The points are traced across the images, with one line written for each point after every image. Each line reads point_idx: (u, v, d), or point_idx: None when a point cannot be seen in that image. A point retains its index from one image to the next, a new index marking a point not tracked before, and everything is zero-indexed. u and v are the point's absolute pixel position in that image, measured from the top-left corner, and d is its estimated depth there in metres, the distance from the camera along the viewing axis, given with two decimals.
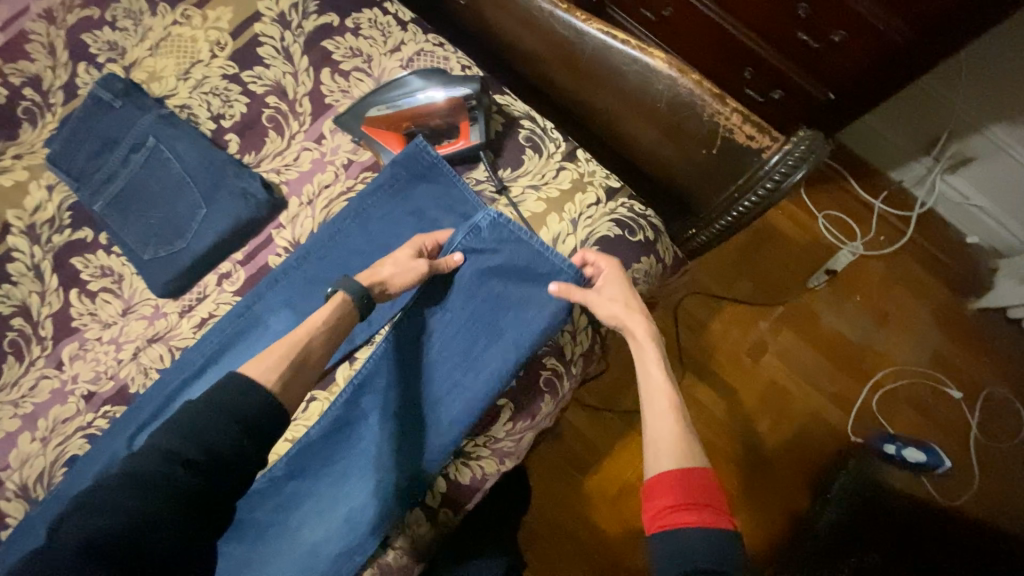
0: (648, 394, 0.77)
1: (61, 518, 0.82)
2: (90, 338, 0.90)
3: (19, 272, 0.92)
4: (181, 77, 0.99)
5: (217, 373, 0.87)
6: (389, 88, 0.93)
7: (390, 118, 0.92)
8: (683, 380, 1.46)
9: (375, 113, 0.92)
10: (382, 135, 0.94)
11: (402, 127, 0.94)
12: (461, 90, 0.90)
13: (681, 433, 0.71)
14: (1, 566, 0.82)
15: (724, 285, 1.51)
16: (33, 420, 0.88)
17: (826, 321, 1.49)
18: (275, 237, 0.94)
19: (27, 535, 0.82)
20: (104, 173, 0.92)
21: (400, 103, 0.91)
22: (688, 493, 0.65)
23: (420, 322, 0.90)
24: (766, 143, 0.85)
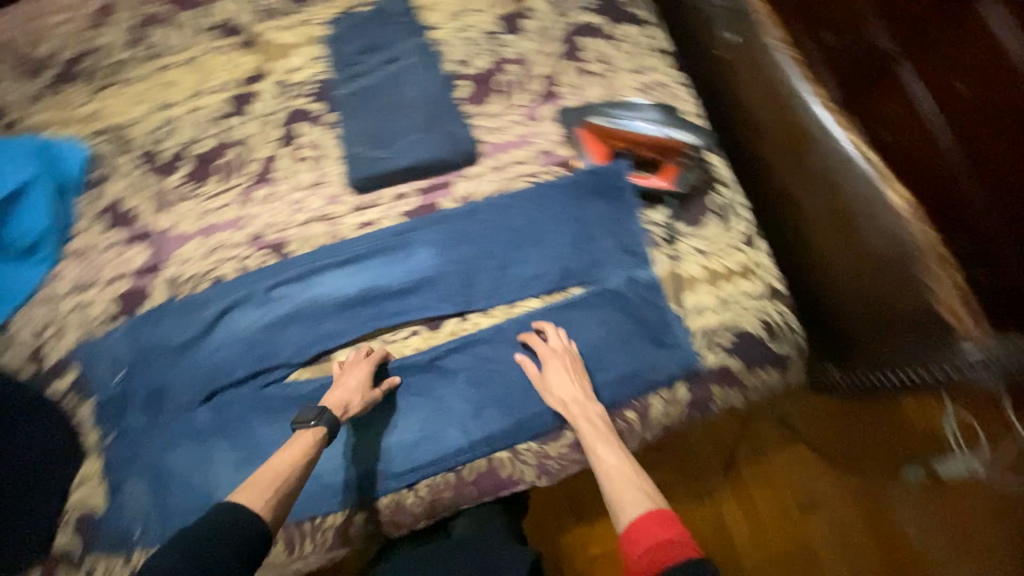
0: (605, 468, 0.77)
1: (195, 320, 0.97)
2: (280, 191, 1.04)
3: (256, 115, 1.08)
4: (450, 15, 1.08)
5: (359, 271, 0.98)
6: (620, 106, 0.96)
7: (608, 132, 0.95)
8: (718, 495, 1.20)
9: (597, 122, 0.96)
10: (591, 143, 0.97)
11: (613, 145, 0.96)
12: (687, 136, 0.93)
13: (637, 489, 0.72)
14: (137, 333, 0.98)
15: (816, 430, 1.23)
16: (210, 232, 1.04)
17: (884, 513, 1.17)
18: (453, 184, 1.01)
19: (166, 320, 0.98)
20: (358, 69, 1.04)
21: (625, 123, 0.94)
22: (653, 535, 0.65)
23: (535, 315, 0.93)
24: (972, 331, 0.73)
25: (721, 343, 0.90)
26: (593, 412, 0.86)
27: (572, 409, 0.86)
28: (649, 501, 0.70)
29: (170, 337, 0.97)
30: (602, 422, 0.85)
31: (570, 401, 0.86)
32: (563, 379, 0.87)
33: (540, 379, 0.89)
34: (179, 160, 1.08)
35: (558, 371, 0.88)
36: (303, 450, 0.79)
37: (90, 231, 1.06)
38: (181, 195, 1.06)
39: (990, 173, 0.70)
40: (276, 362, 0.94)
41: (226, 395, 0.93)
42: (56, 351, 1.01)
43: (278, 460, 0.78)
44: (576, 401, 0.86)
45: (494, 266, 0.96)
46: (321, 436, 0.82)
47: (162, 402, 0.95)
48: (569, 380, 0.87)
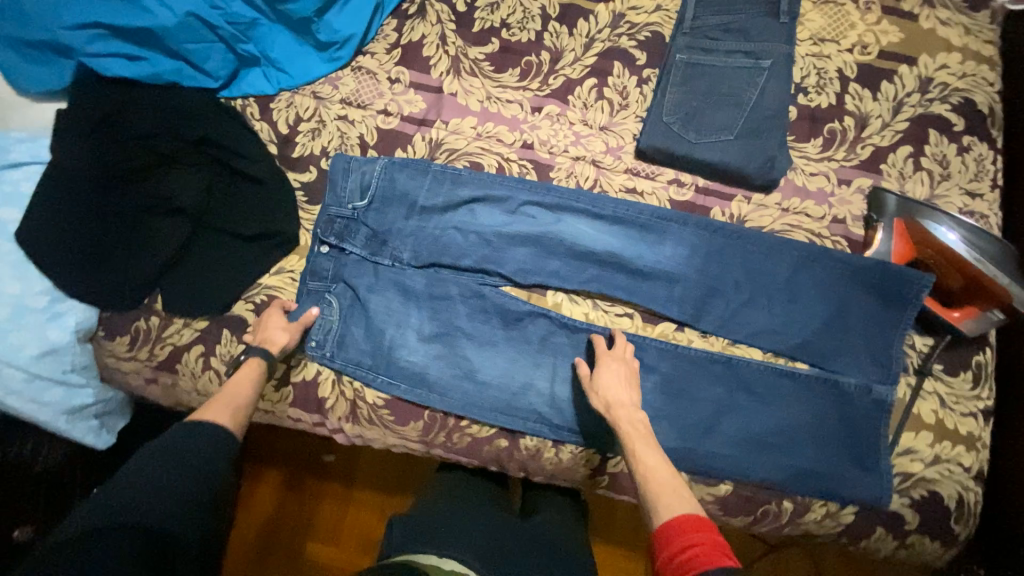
0: (644, 470, 0.72)
1: (445, 192, 0.97)
2: (567, 116, 1.02)
3: (580, 31, 1.05)
4: (813, 38, 1.01)
5: (608, 231, 0.95)
6: (962, 224, 0.87)
7: (932, 241, 0.88)
8: None
9: (925, 226, 0.88)
10: (904, 233, 0.90)
11: (924, 251, 0.89)
12: (1021, 293, 0.82)
13: (678, 495, 0.67)
14: (391, 175, 0.97)
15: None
16: (486, 118, 1.03)
17: None
18: (734, 200, 0.97)
19: (420, 177, 0.97)
20: (709, 43, 0.96)
21: (957, 243, 0.86)
22: (688, 538, 0.61)
23: (751, 366, 0.90)
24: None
25: (910, 491, 0.87)
26: (637, 418, 0.79)
27: (618, 413, 0.80)
28: (689, 506, 0.65)
29: (411, 194, 0.97)
30: (645, 427, 0.78)
31: (617, 404, 0.81)
32: (616, 382, 0.84)
33: (589, 380, 0.86)
34: (489, 35, 1.07)
35: (617, 372, 0.85)
36: (246, 376, 0.82)
37: (381, 57, 1.07)
38: (475, 69, 1.05)
39: None
40: (497, 272, 0.96)
41: (445, 277, 0.97)
42: (307, 147, 1.05)
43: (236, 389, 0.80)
44: (625, 406, 0.80)
45: (736, 299, 0.92)
46: (262, 371, 0.84)
47: (382, 246, 0.97)
48: (622, 385, 0.83)
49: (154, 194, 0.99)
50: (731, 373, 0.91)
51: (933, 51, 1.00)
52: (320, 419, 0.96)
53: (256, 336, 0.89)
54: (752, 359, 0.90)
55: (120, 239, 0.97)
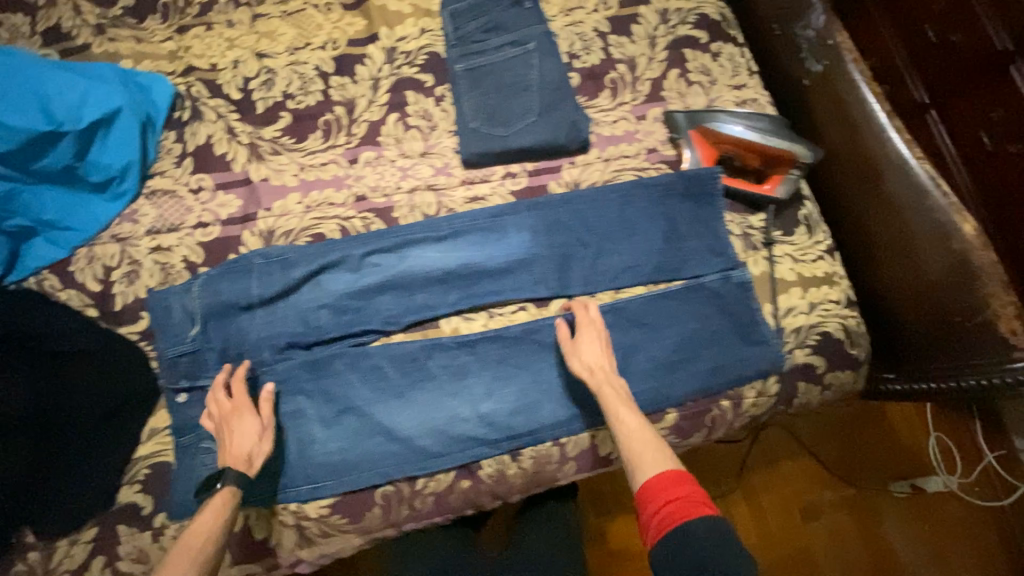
0: (627, 432, 0.77)
1: (279, 281, 0.92)
2: (385, 156, 1.02)
3: (362, 76, 1.06)
4: (564, 10, 1.12)
5: (455, 247, 0.97)
6: (737, 114, 1.01)
7: (720, 137, 1.00)
8: (730, 494, 1.34)
9: (709, 127, 1.01)
10: (699, 139, 1.02)
11: (720, 147, 1.02)
12: (797, 150, 0.97)
13: (651, 447, 0.74)
14: (214, 287, 0.91)
15: (816, 438, 1.39)
16: (307, 188, 1.00)
17: (883, 529, 1.32)
18: (563, 170, 1.04)
19: (246, 277, 0.92)
20: (477, 46, 1.03)
21: (736, 130, 0.99)
22: (670, 493, 0.67)
23: (633, 301, 0.97)
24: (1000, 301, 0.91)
25: (808, 342, 0.98)
26: (620, 386, 0.84)
27: (601, 376, 0.85)
28: (668, 460, 0.72)
29: (254, 294, 0.91)
30: (626, 390, 0.84)
31: (603, 369, 0.86)
32: (596, 352, 0.88)
33: (568, 343, 0.89)
34: (276, 111, 1.04)
35: (594, 344, 0.88)
36: (213, 510, 0.73)
37: (174, 173, 1.01)
38: (275, 147, 1.02)
39: None
40: (366, 328, 0.92)
41: (322, 354, 0.90)
42: (129, 293, 0.94)
43: (201, 522, 0.72)
44: (609, 372, 0.86)
45: (589, 254, 0.99)
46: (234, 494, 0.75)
47: (236, 357, 0.90)
48: (599, 355, 0.87)
49: None
50: (621, 316, 0.97)
51: None
52: (272, 560, 0.86)
53: (224, 450, 0.80)
54: (634, 296, 0.97)
55: None
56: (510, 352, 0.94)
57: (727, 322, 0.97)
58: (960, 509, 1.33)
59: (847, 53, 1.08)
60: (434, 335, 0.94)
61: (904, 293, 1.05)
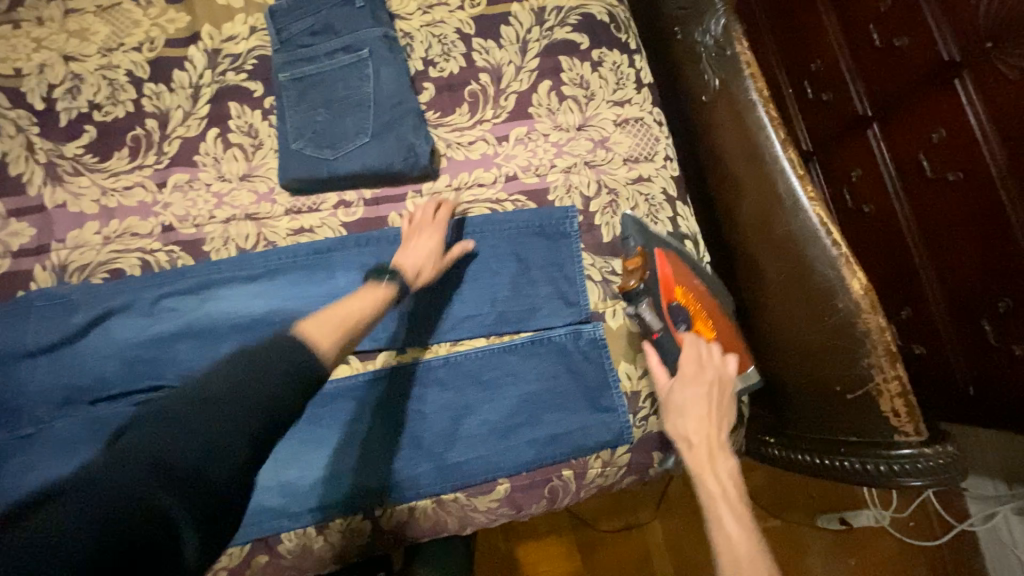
0: (727, 535, 0.64)
1: (60, 327, 0.81)
2: (200, 179, 0.90)
3: (180, 83, 0.92)
4: (420, 7, 0.96)
5: (266, 290, 0.86)
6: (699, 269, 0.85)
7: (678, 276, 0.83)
8: (649, 528, 1.22)
9: (668, 256, 0.85)
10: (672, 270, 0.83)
11: (683, 295, 0.83)
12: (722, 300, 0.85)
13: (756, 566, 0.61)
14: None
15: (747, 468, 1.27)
16: (109, 217, 0.88)
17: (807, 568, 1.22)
18: (407, 199, 0.91)
19: (23, 321, 0.81)
20: (304, 53, 0.88)
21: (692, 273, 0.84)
22: None
23: (469, 355, 0.86)
24: (884, 367, 0.78)
25: None
26: (729, 468, 0.71)
27: (697, 452, 0.71)
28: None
29: (29, 343, 0.80)
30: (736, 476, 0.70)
31: (698, 445, 0.72)
32: (694, 416, 0.74)
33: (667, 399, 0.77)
34: (79, 124, 0.91)
35: (699, 409, 0.75)
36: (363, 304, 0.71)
37: None
38: (76, 167, 0.90)
39: (942, 265, 0.90)
40: (162, 383, 0.82)
41: (108, 411, 0.81)
42: None
43: (346, 308, 0.69)
44: (713, 450, 0.72)
45: (426, 299, 0.87)
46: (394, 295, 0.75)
47: (10, 415, 0.80)
48: (701, 423, 0.74)
49: None
50: (454, 371, 0.86)
51: None
52: None
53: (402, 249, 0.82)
54: (471, 349, 0.86)
55: None
56: (319, 410, 0.84)
57: (573, 384, 0.86)
58: (891, 546, 1.24)
59: (745, 65, 0.89)
60: None
61: (794, 356, 0.88)
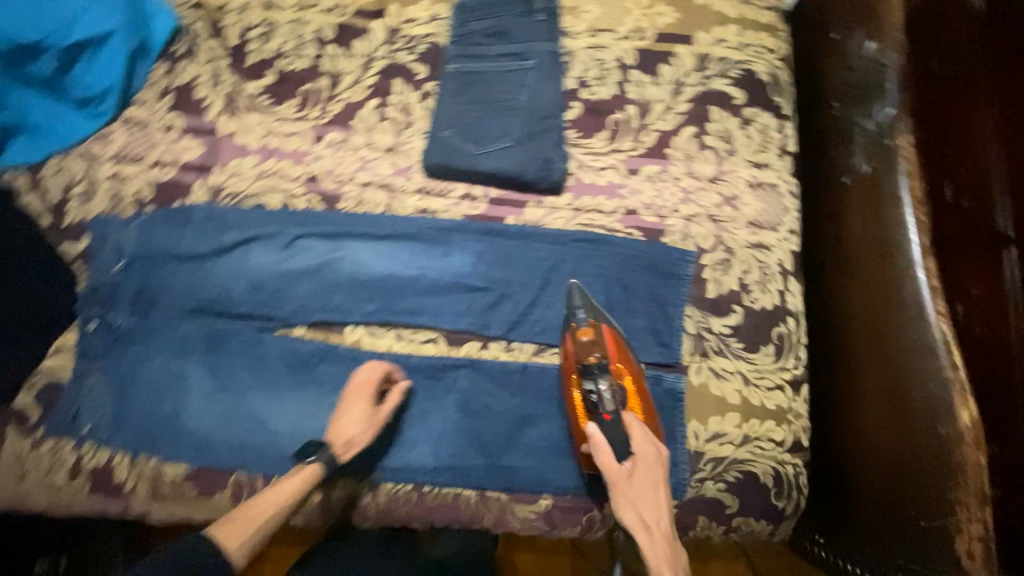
0: None
1: (212, 240, 0.92)
2: (351, 141, 0.98)
3: (357, 52, 1.01)
4: (589, 30, 1.00)
5: (390, 251, 0.93)
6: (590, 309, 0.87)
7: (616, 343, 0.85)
8: None
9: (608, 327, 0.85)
10: (614, 344, 0.85)
11: (621, 372, 0.84)
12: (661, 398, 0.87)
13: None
14: (151, 232, 0.93)
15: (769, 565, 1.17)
16: (267, 155, 0.98)
17: None
18: (527, 207, 0.94)
19: (183, 228, 0.93)
20: (476, 49, 0.94)
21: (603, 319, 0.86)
22: None
23: (550, 368, 0.88)
24: (973, 510, 0.71)
25: (724, 477, 0.86)
26: (675, 546, 0.77)
27: (652, 532, 0.76)
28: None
29: (183, 248, 0.92)
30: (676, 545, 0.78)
31: (655, 525, 0.76)
32: (644, 491, 0.78)
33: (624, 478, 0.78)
34: (264, 67, 1.02)
35: (652, 497, 0.78)
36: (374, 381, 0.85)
37: (153, 106, 1.01)
38: (252, 105, 1.01)
39: None
40: (273, 315, 0.91)
41: (226, 323, 0.91)
42: (82, 212, 0.98)
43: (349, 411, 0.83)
44: (666, 533, 0.77)
45: (523, 302, 0.90)
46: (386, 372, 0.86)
47: (150, 305, 0.91)
48: (656, 509, 0.78)
49: None
50: (528, 380, 0.88)
51: (706, 29, 1.00)
52: (122, 503, 0.88)
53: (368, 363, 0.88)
54: (548, 365, 0.88)
55: None
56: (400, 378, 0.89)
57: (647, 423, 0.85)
58: None
59: (903, 161, 0.83)
60: (339, 338, 0.91)
61: (876, 469, 0.85)
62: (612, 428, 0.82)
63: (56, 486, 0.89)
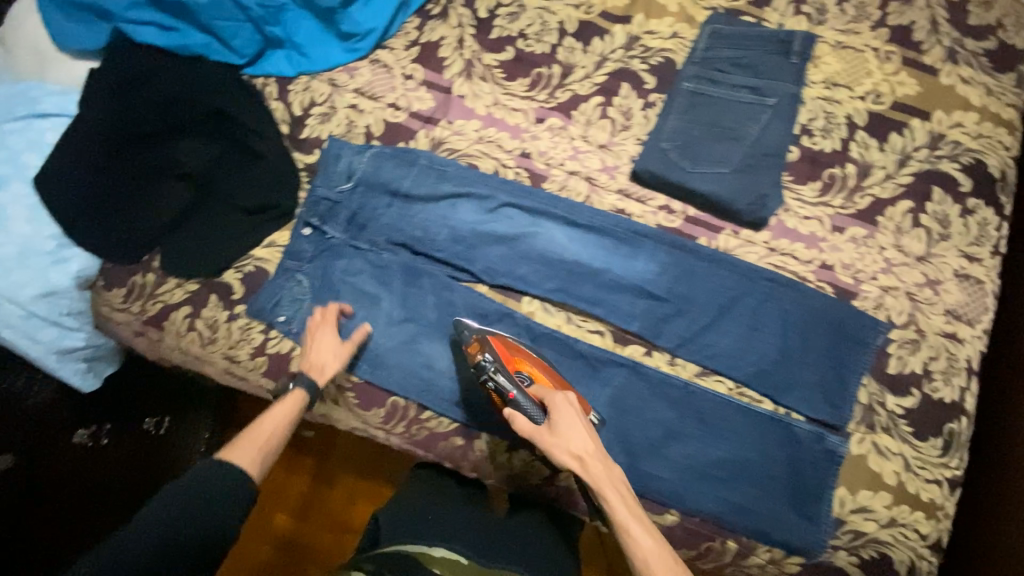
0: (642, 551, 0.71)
1: (429, 186, 1.01)
2: (569, 129, 1.03)
3: (594, 49, 1.06)
4: (825, 83, 1.01)
5: (582, 239, 0.97)
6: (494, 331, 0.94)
7: (506, 356, 0.88)
8: None
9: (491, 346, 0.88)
10: (505, 350, 0.88)
11: (522, 364, 0.88)
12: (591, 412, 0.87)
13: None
14: (376, 163, 1.02)
15: None
16: (489, 123, 1.06)
17: None
18: (722, 233, 0.96)
19: (405, 168, 1.01)
20: (716, 75, 0.96)
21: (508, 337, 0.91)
22: None
23: (711, 393, 0.89)
24: None
25: (858, 552, 0.84)
26: (616, 475, 0.76)
27: (590, 465, 0.75)
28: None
29: (402, 186, 1.01)
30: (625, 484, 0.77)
31: (587, 455, 0.75)
32: (575, 428, 0.78)
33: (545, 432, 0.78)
34: (505, 43, 1.09)
35: (568, 415, 0.79)
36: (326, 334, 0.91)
37: (399, 53, 1.10)
38: (486, 74, 1.08)
39: None
40: (465, 269, 0.99)
41: (421, 264, 1.00)
42: (316, 130, 1.08)
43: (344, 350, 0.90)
44: (595, 454, 0.76)
45: (697, 323, 0.92)
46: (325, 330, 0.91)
47: (360, 230, 1.01)
48: (575, 429, 0.78)
49: (154, 165, 1.03)
50: (686, 399, 0.90)
51: (946, 109, 0.99)
52: (288, 393, 0.98)
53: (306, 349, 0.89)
54: (710, 391, 0.89)
55: (114, 197, 1.02)
56: (562, 358, 0.94)
57: (795, 474, 0.86)
58: None
59: None
60: (515, 306, 0.98)
61: None
62: (525, 400, 0.82)
63: (239, 359, 1.00)
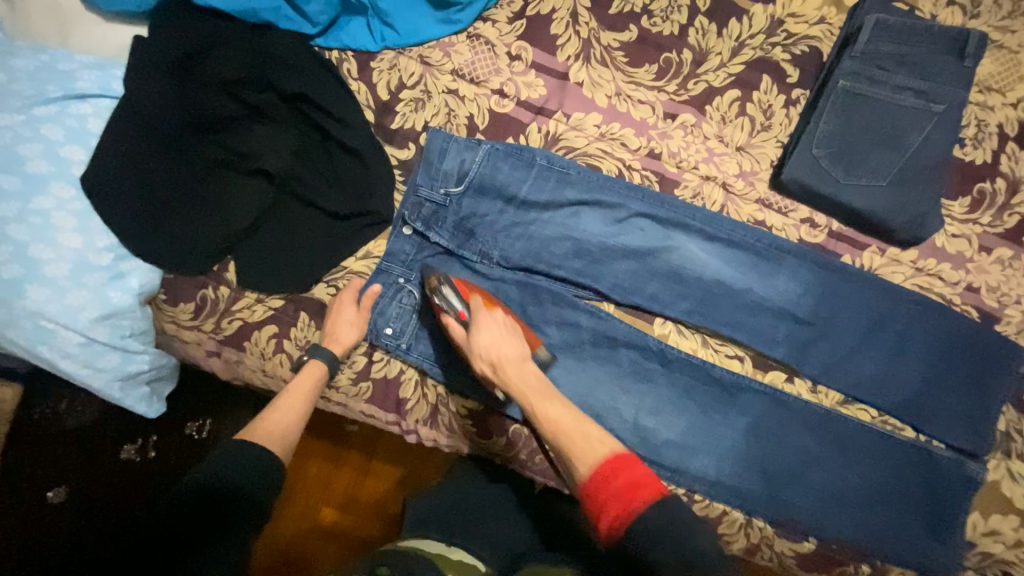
0: (550, 423, 0.70)
1: (551, 191, 0.89)
2: (702, 129, 0.93)
3: (730, 32, 0.93)
4: (979, 86, 0.92)
5: (721, 255, 0.89)
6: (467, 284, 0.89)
7: (455, 284, 0.84)
8: None
9: (434, 279, 0.84)
10: (462, 284, 0.84)
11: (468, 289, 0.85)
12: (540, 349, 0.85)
13: (589, 438, 0.67)
14: (492, 163, 0.89)
15: None
16: (612, 117, 0.93)
17: None
18: (866, 252, 0.91)
19: (524, 170, 0.89)
20: (877, 72, 0.86)
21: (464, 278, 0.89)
22: (612, 482, 0.62)
23: (855, 422, 0.88)
24: None
25: (983, 572, 0.86)
26: (528, 371, 0.75)
27: (505, 369, 0.74)
28: (603, 445, 0.66)
29: (520, 191, 0.89)
30: (542, 377, 0.76)
31: (505, 359, 0.75)
32: (498, 334, 0.77)
33: (466, 339, 0.77)
34: (627, 19, 0.94)
35: (494, 326, 0.78)
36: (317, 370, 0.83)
37: (502, 26, 0.94)
38: (606, 57, 0.94)
39: None
40: (591, 286, 0.90)
41: (540, 281, 0.91)
42: (408, 119, 0.93)
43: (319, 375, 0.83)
44: (513, 361, 0.75)
45: (841, 348, 0.88)
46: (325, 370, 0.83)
47: (469, 239, 0.89)
48: (499, 337, 0.77)
49: (220, 158, 0.87)
50: (828, 426, 0.88)
51: None
52: (396, 418, 0.91)
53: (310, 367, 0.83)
54: (855, 419, 0.88)
55: (172, 195, 0.85)
56: (696, 384, 0.90)
57: (933, 500, 0.86)
58: None
59: None
60: (646, 328, 0.91)
61: None
62: (463, 311, 0.80)
63: (338, 384, 0.90)
